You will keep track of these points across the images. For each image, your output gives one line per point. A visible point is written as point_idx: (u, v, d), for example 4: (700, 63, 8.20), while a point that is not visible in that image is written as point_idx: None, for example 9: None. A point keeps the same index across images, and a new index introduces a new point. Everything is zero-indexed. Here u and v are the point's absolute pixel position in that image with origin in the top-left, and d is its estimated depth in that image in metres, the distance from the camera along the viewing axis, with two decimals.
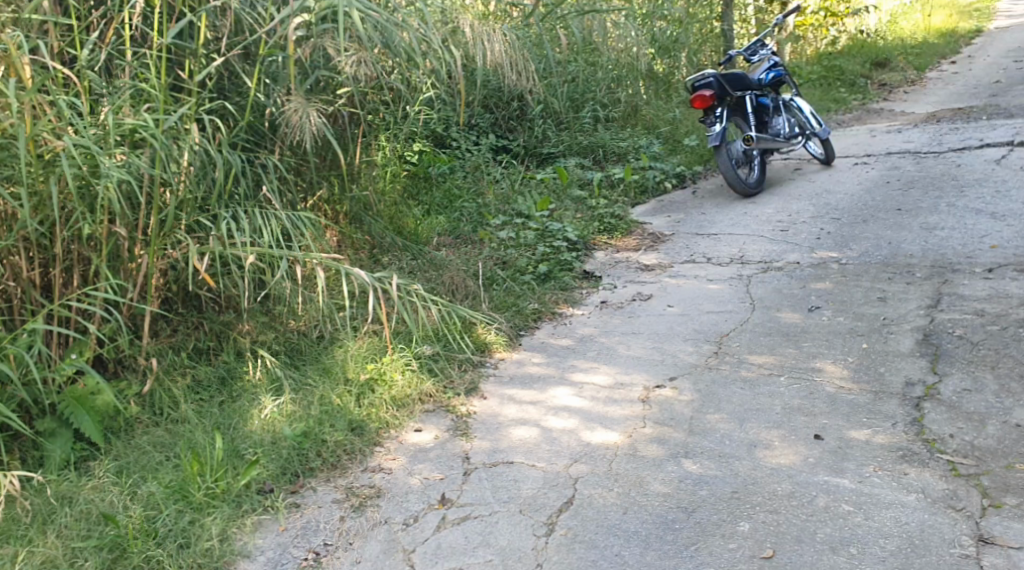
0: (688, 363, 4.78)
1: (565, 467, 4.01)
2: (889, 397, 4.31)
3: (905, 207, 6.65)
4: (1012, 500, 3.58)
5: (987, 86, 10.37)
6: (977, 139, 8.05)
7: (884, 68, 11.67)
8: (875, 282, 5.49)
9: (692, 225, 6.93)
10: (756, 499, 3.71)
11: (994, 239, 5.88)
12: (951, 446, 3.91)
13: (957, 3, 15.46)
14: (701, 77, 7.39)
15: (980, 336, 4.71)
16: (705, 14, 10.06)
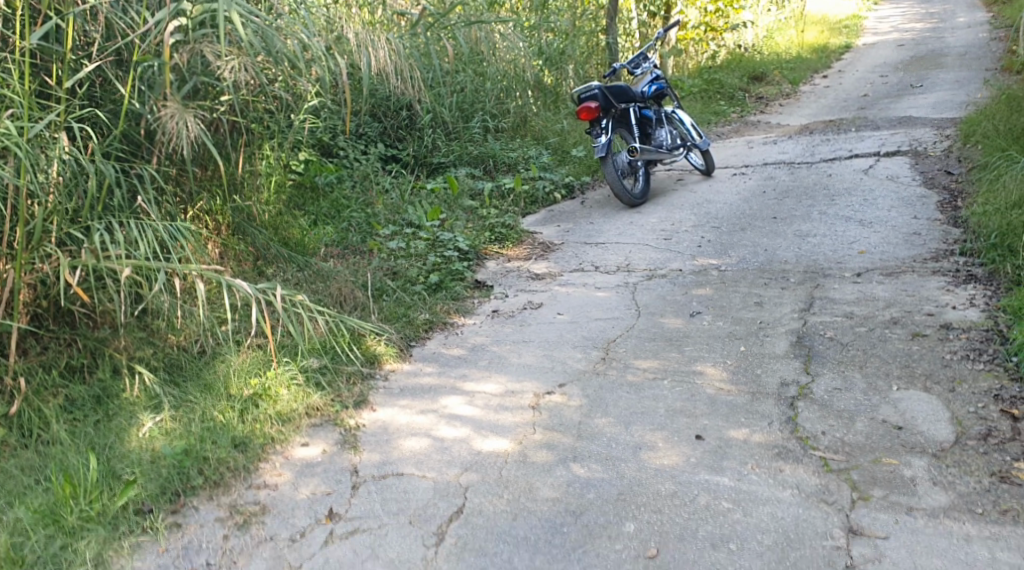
0: (577, 370, 4.86)
1: (455, 476, 4.03)
2: (765, 397, 4.48)
3: (780, 215, 6.91)
4: (879, 492, 3.76)
5: (856, 99, 10.87)
6: (846, 150, 8.43)
7: (761, 82, 12.10)
8: (752, 288, 5.69)
9: (581, 234, 7.05)
10: (641, 500, 3.80)
11: (862, 244, 6.16)
12: (823, 443, 4.08)
13: (828, 20, 16.16)
14: (586, 89, 7.53)
15: (850, 337, 4.93)
16: (590, 27, 10.25)
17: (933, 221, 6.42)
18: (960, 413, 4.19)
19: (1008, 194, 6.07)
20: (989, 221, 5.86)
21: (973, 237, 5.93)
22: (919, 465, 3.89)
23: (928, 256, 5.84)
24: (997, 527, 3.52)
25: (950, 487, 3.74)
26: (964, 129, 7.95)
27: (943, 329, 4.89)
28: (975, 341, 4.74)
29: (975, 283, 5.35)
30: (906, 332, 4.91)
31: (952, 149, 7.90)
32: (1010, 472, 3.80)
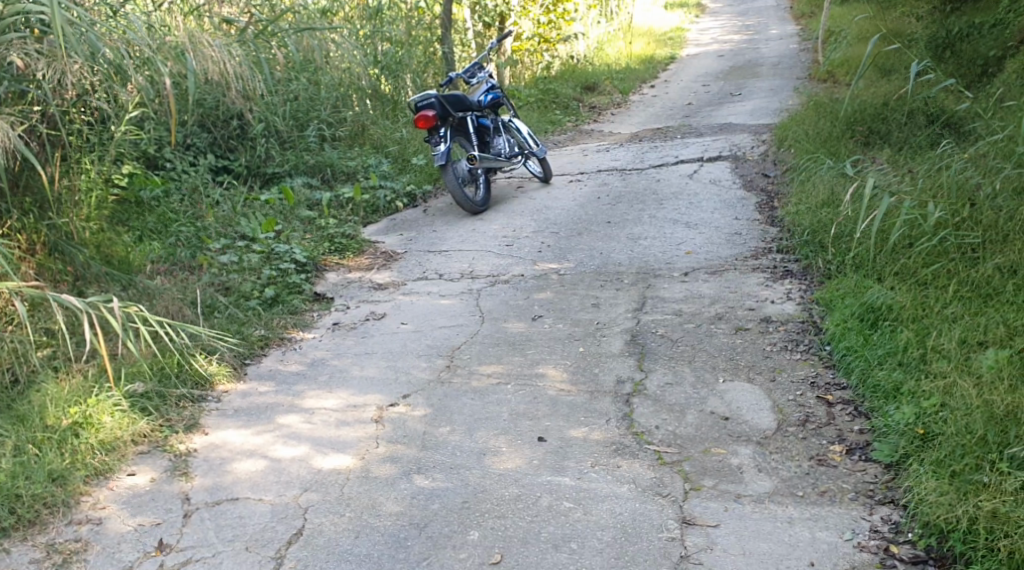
0: (420, 380, 4.84)
1: (294, 498, 3.94)
2: (603, 395, 4.58)
3: (614, 220, 7.10)
4: (709, 481, 3.91)
5: (682, 107, 11.30)
6: (674, 156, 8.75)
7: (593, 92, 12.42)
8: (590, 290, 5.82)
9: (423, 242, 7.04)
10: (485, 506, 3.83)
11: (690, 245, 6.40)
12: (656, 437, 4.22)
13: (654, 32, 16.73)
14: (423, 97, 7.51)
15: (680, 334, 5.11)
16: (425, 36, 10.25)
17: (754, 221, 6.74)
18: (781, 401, 4.41)
19: (819, 193, 6.44)
20: (803, 219, 6.20)
21: (789, 235, 6.26)
22: (745, 453, 4.07)
23: (749, 254, 6.12)
24: (816, 508, 3.72)
25: (774, 473, 3.93)
26: (778, 134, 8.38)
27: (764, 323, 5.14)
28: (793, 332, 5.00)
29: (792, 278, 5.65)
30: (731, 327, 5.13)
31: (769, 152, 8.32)
32: (826, 455, 4.02)
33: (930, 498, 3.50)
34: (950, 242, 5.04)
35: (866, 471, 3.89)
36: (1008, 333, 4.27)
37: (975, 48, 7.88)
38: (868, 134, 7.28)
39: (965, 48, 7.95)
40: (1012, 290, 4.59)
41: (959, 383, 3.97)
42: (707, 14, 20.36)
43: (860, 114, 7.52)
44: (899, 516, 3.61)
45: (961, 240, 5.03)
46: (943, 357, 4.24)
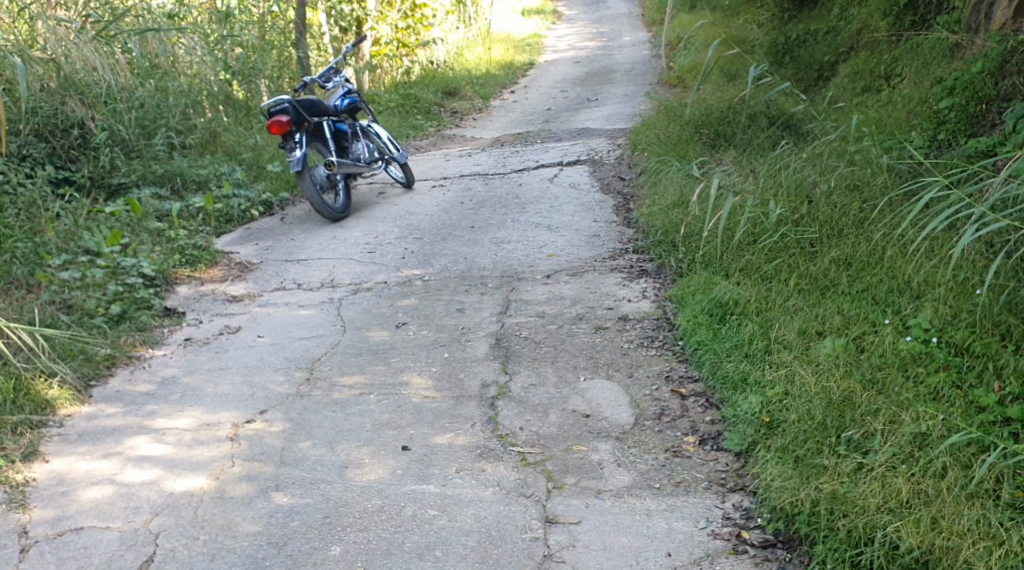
0: (278, 394, 4.73)
1: (144, 523, 3.79)
2: (467, 400, 4.58)
3: (477, 225, 7.12)
4: (571, 479, 3.96)
5: (541, 113, 11.44)
6: (534, 161, 8.84)
7: (454, 97, 12.41)
8: (454, 295, 5.82)
9: (281, 252, 6.89)
10: (347, 520, 3.77)
11: (551, 248, 6.48)
12: (520, 438, 4.25)
13: (512, 39, 16.86)
14: (276, 103, 7.36)
15: (542, 335, 5.16)
16: (278, 41, 10.04)
17: (612, 222, 6.87)
18: (638, 397, 4.51)
19: (670, 195, 6.63)
20: (656, 220, 6.36)
21: (644, 236, 6.41)
22: (605, 449, 4.15)
23: (607, 255, 6.24)
24: (673, 499, 3.81)
25: (632, 466, 4.02)
26: (632, 138, 8.59)
27: (621, 321, 5.25)
28: (649, 329, 5.13)
29: (647, 277, 5.78)
30: (591, 326, 5.22)
31: (624, 156, 8.50)
32: (681, 446, 4.13)
33: (776, 483, 3.62)
34: (791, 238, 5.27)
35: (718, 460, 4.02)
36: (844, 323, 4.48)
37: (812, 55, 8.45)
38: (715, 138, 7.53)
39: (802, 54, 8.53)
40: (847, 281, 4.82)
41: (801, 372, 4.14)
42: (564, 21, 20.69)
43: (707, 117, 7.78)
44: (749, 503, 3.74)
45: (801, 236, 5.26)
46: (786, 348, 4.42)
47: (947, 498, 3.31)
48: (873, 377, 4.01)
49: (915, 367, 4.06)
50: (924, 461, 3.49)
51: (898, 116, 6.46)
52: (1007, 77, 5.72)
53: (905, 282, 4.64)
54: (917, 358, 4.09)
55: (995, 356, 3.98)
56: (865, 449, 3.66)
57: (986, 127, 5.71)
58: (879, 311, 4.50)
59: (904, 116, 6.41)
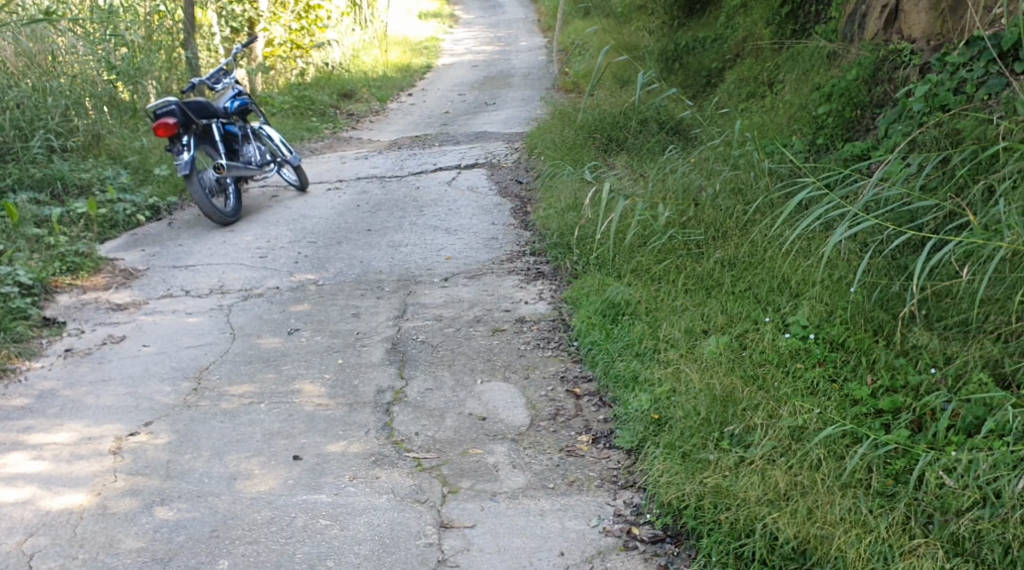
0: (164, 405, 4.59)
1: (17, 545, 3.65)
2: (362, 406, 4.53)
3: (373, 228, 7.06)
4: (466, 483, 3.95)
5: (439, 116, 11.41)
6: (431, 164, 8.81)
7: (350, 99, 12.27)
8: (348, 300, 5.74)
9: (169, 257, 6.71)
10: (235, 533, 3.68)
11: (449, 251, 6.47)
12: (416, 444, 4.22)
13: (409, 41, 16.77)
14: (162, 104, 7.14)
15: (439, 339, 5.14)
16: (167, 41, 9.75)
17: (509, 225, 6.89)
18: (534, 398, 4.53)
19: (565, 197, 6.68)
20: (552, 223, 6.41)
21: (541, 239, 6.46)
22: (501, 451, 4.15)
23: (504, 258, 6.25)
24: (567, 498, 3.84)
25: (527, 468, 4.03)
26: (529, 142, 8.63)
27: (517, 323, 5.26)
28: (545, 330, 5.16)
29: (543, 279, 5.82)
30: (488, 329, 5.22)
31: (521, 160, 8.54)
32: (575, 445, 4.17)
33: (663, 478, 3.69)
34: (678, 239, 5.38)
35: (610, 458, 4.07)
36: (727, 321, 4.59)
37: (700, 62, 8.65)
38: (608, 142, 7.64)
39: (691, 61, 8.74)
40: (731, 280, 4.94)
41: (686, 369, 4.23)
42: (461, 24, 20.66)
43: (600, 122, 7.88)
44: (640, 499, 3.80)
45: (688, 237, 5.38)
46: (673, 346, 4.51)
47: (822, 488, 3.41)
48: (755, 372, 4.12)
49: (793, 363, 4.18)
50: (801, 452, 3.59)
51: (779, 121, 6.64)
52: (880, 83, 6.03)
53: (784, 280, 4.78)
54: (796, 354, 4.22)
55: (867, 350, 4.13)
56: (747, 443, 3.76)
57: (861, 131, 5.95)
58: (761, 309, 4.63)
59: (785, 121, 6.59)
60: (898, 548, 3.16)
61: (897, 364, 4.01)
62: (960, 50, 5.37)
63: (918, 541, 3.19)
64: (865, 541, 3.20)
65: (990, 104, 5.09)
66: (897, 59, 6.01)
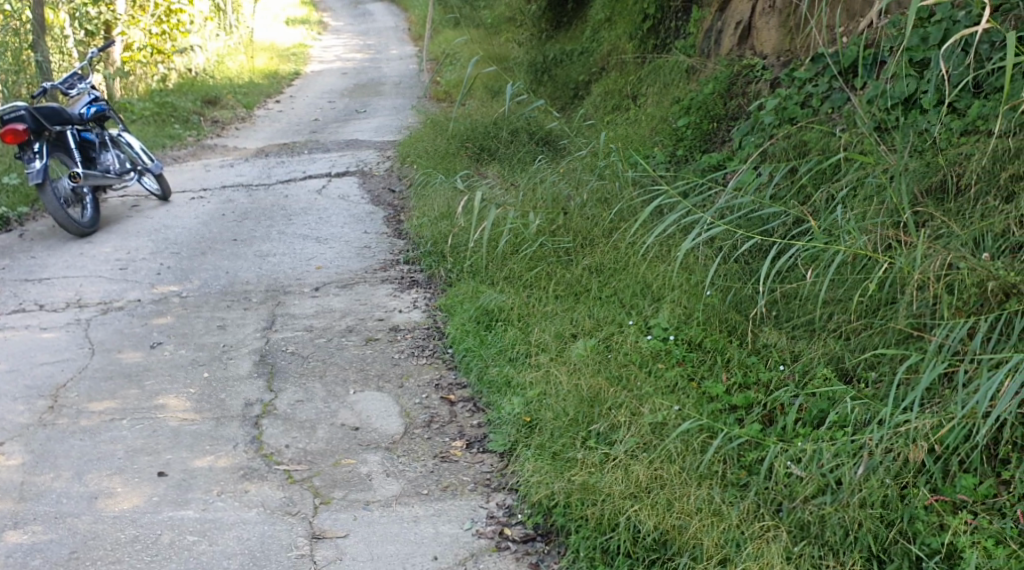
0: (17, 425, 4.41)
1: None
2: (230, 420, 4.45)
3: (240, 237, 6.94)
4: (338, 493, 3.94)
5: (308, 123, 11.29)
6: (300, 172, 8.71)
7: (214, 106, 11.99)
8: (214, 311, 5.63)
9: (21, 271, 6.43)
10: (97, 554, 3.58)
11: (319, 260, 6.42)
12: (286, 456, 4.18)
13: (276, 47, 16.51)
14: (11, 110, 6.86)
15: (310, 350, 5.10)
16: (14, 44, 9.29)
17: (381, 234, 6.89)
18: (407, 406, 4.56)
19: (437, 206, 6.71)
20: (425, 232, 6.43)
21: (414, 247, 6.47)
22: (374, 460, 4.15)
23: (377, 266, 6.25)
24: (440, 503, 3.88)
25: (400, 475, 4.05)
26: (400, 150, 8.64)
27: (391, 332, 5.27)
28: (419, 338, 5.19)
29: (417, 288, 5.85)
30: (360, 338, 5.21)
31: (393, 168, 8.52)
32: (449, 451, 4.21)
33: (534, 478, 3.78)
34: (548, 247, 5.50)
35: (483, 461, 4.12)
36: (594, 324, 4.72)
37: (568, 74, 8.86)
38: (480, 151, 7.73)
39: (559, 73, 8.95)
40: (598, 286, 5.07)
41: (556, 372, 4.34)
42: (330, 31, 20.46)
43: (472, 131, 7.98)
44: (512, 500, 3.86)
45: (557, 245, 5.50)
46: (543, 350, 4.62)
47: (680, 481, 3.55)
48: (619, 373, 4.26)
49: (654, 363, 4.34)
50: (661, 447, 3.72)
51: (643, 133, 6.83)
52: (734, 97, 6.34)
53: (647, 285, 4.94)
54: (657, 355, 4.38)
55: (722, 350, 4.33)
56: (612, 440, 3.89)
57: (717, 144, 6.21)
58: (625, 313, 4.78)
59: (648, 132, 6.79)
60: (748, 533, 3.30)
61: (749, 363, 4.22)
62: (807, 67, 5.73)
63: (767, 527, 3.32)
64: (720, 529, 3.33)
65: (833, 117, 5.43)
66: (749, 75, 6.36)
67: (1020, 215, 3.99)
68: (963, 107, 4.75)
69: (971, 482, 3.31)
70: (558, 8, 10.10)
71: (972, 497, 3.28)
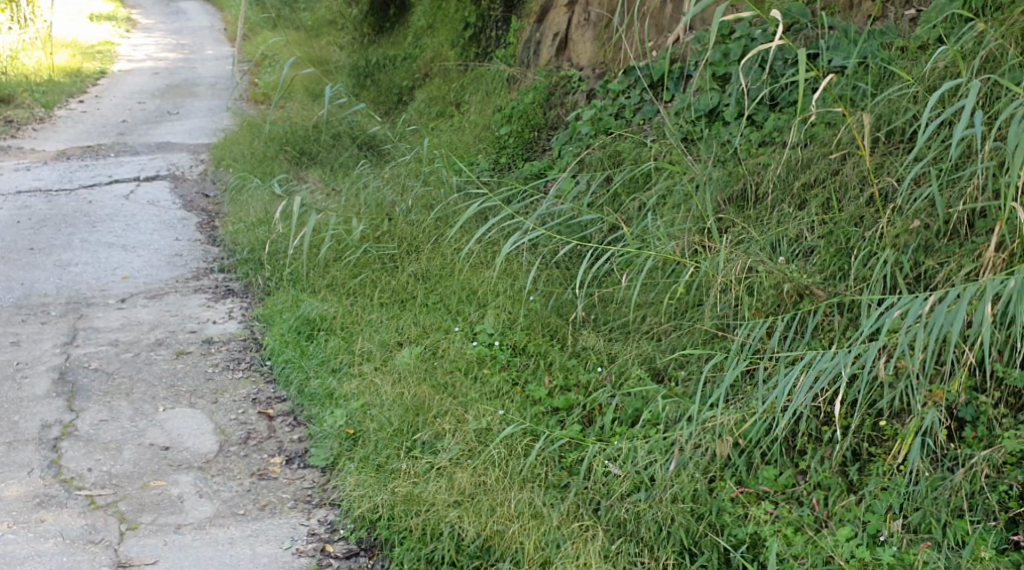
0: None
1: None
2: (24, 444, 4.12)
3: (37, 246, 6.46)
4: (146, 518, 3.70)
5: (114, 124, 10.71)
6: (106, 176, 8.22)
7: (8, 105, 11.19)
8: (6, 327, 5.22)
9: None
10: None
11: (125, 269, 6.06)
12: (88, 481, 3.90)
13: (79, 44, 15.58)
14: None
15: (115, 365, 4.80)
16: None
17: (194, 241, 6.57)
18: (222, 422, 4.35)
19: (255, 211, 6.46)
20: (241, 238, 6.18)
21: (229, 255, 6.21)
22: (186, 481, 3.93)
23: (189, 275, 5.95)
24: (258, 523, 3.71)
25: (215, 496, 3.85)
26: (215, 153, 8.29)
27: (204, 345, 5.03)
28: (235, 350, 4.96)
29: (232, 297, 5.61)
30: (170, 352, 4.94)
31: (208, 172, 8.16)
32: (267, 468, 4.04)
33: (356, 492, 3.68)
34: (372, 253, 5.39)
35: (304, 478, 3.97)
36: (420, 332, 4.65)
37: (391, 80, 8.75)
38: (300, 155, 7.52)
39: (382, 78, 8.82)
40: (423, 293, 5.00)
41: (378, 381, 4.25)
42: (139, 29, 19.49)
43: (291, 135, 7.76)
44: (335, 516, 3.73)
45: (380, 251, 5.39)
46: (367, 360, 4.52)
47: (502, 485, 3.53)
48: (444, 381, 4.20)
49: (479, 368, 4.31)
50: (484, 453, 3.69)
51: (467, 139, 6.82)
52: (553, 107, 6.45)
53: (472, 291, 4.91)
54: (482, 360, 4.36)
55: (545, 353, 4.34)
56: (435, 449, 3.83)
57: (538, 152, 6.27)
58: (451, 319, 4.74)
59: (471, 140, 6.77)
60: (568, 533, 3.31)
61: (570, 365, 4.25)
62: (619, 79, 5.91)
63: (586, 526, 3.34)
64: (541, 530, 3.32)
65: (645, 128, 5.60)
66: (566, 86, 6.48)
67: (811, 221, 4.20)
68: (761, 120, 4.98)
69: (772, 473, 3.42)
70: (381, 13, 9.99)
71: (773, 488, 3.39)
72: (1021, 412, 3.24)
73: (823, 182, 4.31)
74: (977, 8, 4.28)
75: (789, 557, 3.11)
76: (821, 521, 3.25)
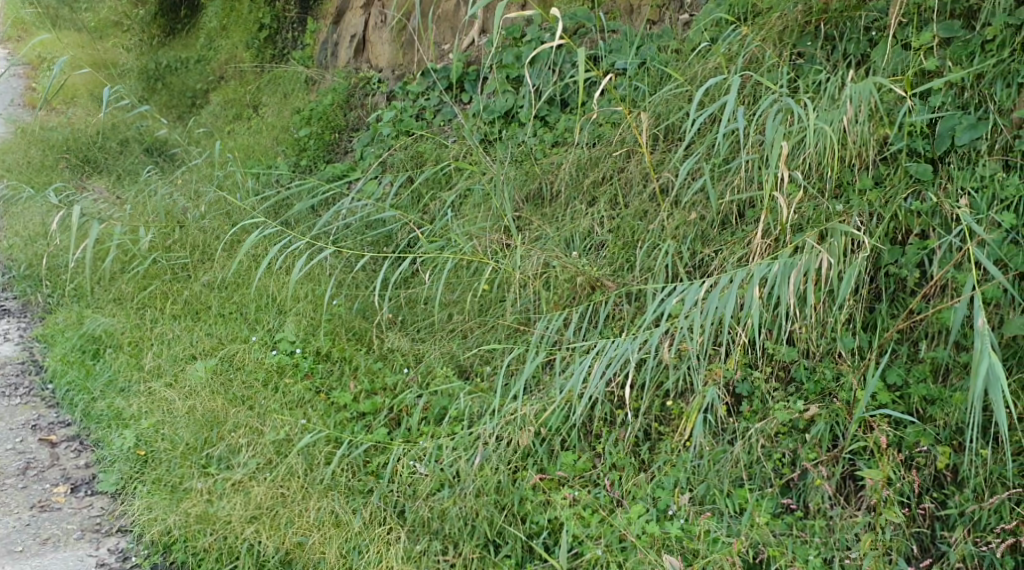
0: None
1: None
2: None
3: None
4: None
5: None
6: None
7: None
8: None
9: None
10: None
11: None
12: None
13: None
14: None
15: None
16: None
17: None
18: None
19: (30, 224, 6.04)
20: (16, 254, 5.77)
21: (4, 272, 5.80)
22: None
23: None
24: (39, 559, 3.48)
25: None
26: None
27: None
28: (11, 375, 4.64)
29: (8, 318, 5.25)
30: None
31: None
32: (49, 499, 3.80)
33: (148, 515, 3.52)
34: (162, 264, 5.16)
35: (91, 505, 3.75)
36: (216, 344, 4.49)
37: (184, 83, 8.40)
38: (83, 163, 7.12)
39: (173, 81, 8.46)
40: (218, 302, 4.82)
41: (171, 398, 4.07)
42: None
43: (72, 141, 7.34)
44: (126, 543, 3.54)
45: (171, 261, 5.18)
46: (158, 376, 4.32)
47: (302, 495, 3.46)
48: (242, 394, 4.08)
49: (281, 379, 4.20)
50: (284, 464, 3.61)
51: (265, 142, 6.65)
52: (353, 109, 6.36)
53: (272, 298, 4.77)
54: (283, 369, 4.24)
55: (349, 358, 4.29)
56: (231, 464, 3.71)
57: (340, 154, 6.19)
58: (249, 329, 4.60)
59: (269, 142, 6.60)
60: (370, 537, 3.29)
61: (375, 369, 4.21)
62: (418, 81, 5.92)
63: (388, 529, 3.33)
64: (342, 538, 3.29)
65: (445, 129, 5.63)
66: (366, 87, 6.42)
67: (601, 216, 4.33)
68: (553, 120, 5.10)
69: (570, 459, 3.51)
70: (170, 14, 9.59)
71: (571, 473, 3.47)
72: (790, 385, 3.45)
73: (611, 179, 4.45)
74: (741, 13, 4.54)
75: (586, 540, 3.21)
76: (616, 501, 3.36)
